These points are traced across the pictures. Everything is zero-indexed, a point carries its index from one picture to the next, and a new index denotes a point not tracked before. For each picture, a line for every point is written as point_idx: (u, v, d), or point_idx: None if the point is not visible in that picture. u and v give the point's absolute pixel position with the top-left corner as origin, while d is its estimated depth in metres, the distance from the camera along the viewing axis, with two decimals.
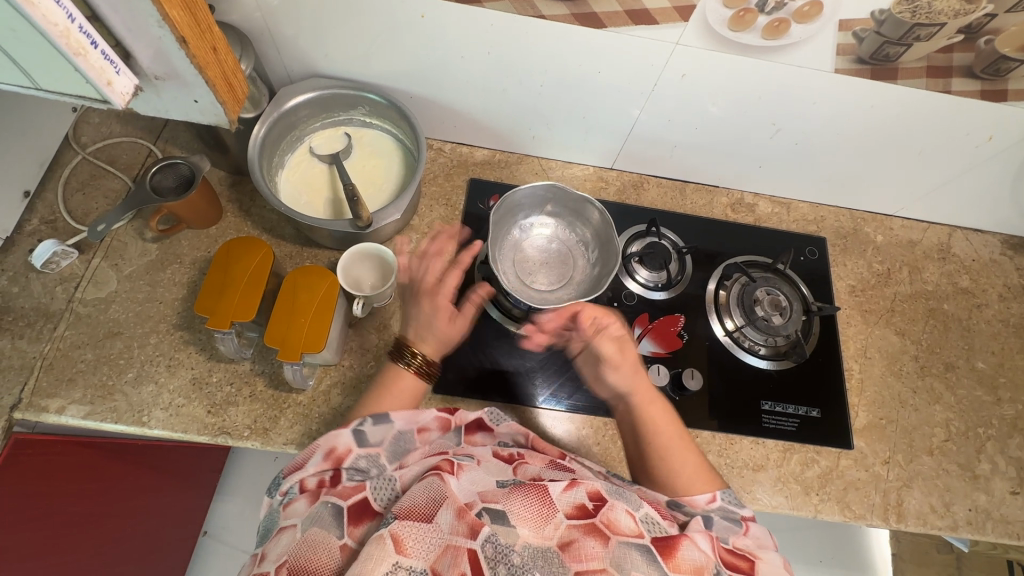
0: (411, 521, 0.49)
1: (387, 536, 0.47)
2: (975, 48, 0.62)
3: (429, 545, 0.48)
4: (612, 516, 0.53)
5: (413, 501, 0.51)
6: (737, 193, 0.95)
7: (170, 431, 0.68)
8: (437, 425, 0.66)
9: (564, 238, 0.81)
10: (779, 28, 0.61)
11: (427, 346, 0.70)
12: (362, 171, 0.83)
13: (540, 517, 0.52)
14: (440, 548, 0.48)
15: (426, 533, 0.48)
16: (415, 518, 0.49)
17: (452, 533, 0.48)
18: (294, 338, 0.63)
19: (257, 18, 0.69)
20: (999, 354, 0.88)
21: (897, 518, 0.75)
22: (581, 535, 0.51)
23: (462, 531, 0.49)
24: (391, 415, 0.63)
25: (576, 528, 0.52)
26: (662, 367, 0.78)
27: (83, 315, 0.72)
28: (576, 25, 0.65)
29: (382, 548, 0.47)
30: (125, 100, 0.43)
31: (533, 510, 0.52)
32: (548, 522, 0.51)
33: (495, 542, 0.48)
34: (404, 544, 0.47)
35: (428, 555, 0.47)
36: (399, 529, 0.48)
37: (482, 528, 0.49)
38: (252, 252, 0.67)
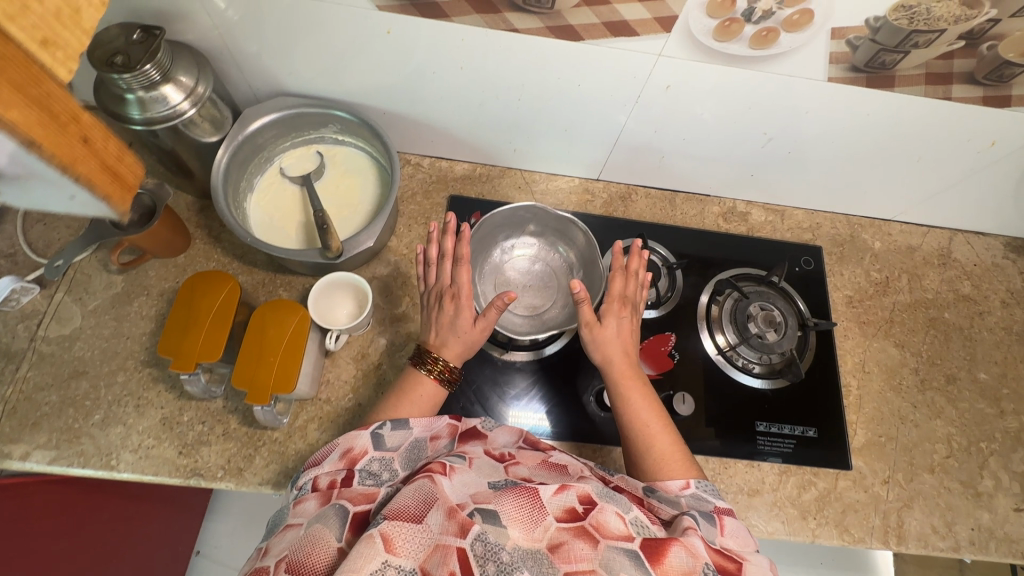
0: (401, 521, 0.44)
1: (377, 534, 0.43)
2: (977, 54, 0.58)
3: (419, 542, 0.43)
4: (602, 518, 0.48)
5: (403, 502, 0.46)
6: (729, 201, 0.91)
7: (140, 474, 0.65)
8: (447, 431, 0.61)
9: (548, 259, 0.78)
10: (768, 37, 0.57)
11: (449, 352, 0.65)
12: (336, 193, 0.79)
13: (530, 519, 0.47)
14: (429, 547, 0.43)
15: (416, 532, 0.44)
16: (405, 517, 0.45)
17: (442, 533, 0.44)
18: (262, 380, 0.60)
19: (215, 37, 0.65)
20: (1002, 363, 0.85)
21: (898, 540, 0.73)
22: (571, 537, 0.46)
23: (452, 530, 0.44)
24: (409, 421, 0.58)
25: (566, 529, 0.47)
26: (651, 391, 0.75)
27: (46, 355, 0.69)
28: (552, 38, 0.61)
29: (371, 546, 0.42)
30: None
31: (522, 511, 0.47)
32: (537, 524, 0.47)
33: (485, 539, 0.43)
34: (393, 543, 0.42)
35: (418, 554, 0.43)
36: (389, 527, 0.43)
37: (473, 526, 0.44)
38: (217, 286, 0.63)
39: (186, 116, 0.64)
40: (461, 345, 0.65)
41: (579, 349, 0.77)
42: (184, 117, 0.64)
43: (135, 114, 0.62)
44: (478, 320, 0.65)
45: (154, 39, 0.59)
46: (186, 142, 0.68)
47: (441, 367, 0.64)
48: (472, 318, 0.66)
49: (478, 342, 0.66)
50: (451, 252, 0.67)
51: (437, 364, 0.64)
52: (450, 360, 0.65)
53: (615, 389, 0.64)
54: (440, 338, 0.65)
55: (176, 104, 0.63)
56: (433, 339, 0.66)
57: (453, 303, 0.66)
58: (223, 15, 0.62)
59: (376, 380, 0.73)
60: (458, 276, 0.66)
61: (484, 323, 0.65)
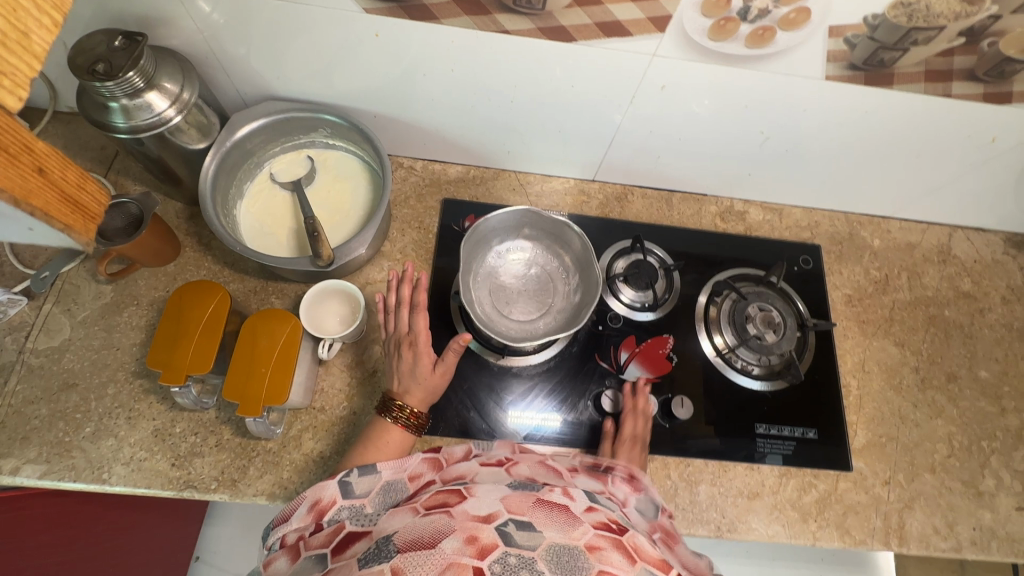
0: (415, 550, 0.43)
1: (387, 567, 0.42)
2: (978, 51, 0.57)
3: (431, 563, 0.42)
4: (635, 541, 0.49)
5: (418, 533, 0.46)
6: (726, 200, 0.90)
7: (133, 487, 0.64)
8: (425, 466, 0.60)
9: (543, 263, 0.77)
10: (764, 36, 0.56)
11: (414, 399, 0.65)
12: (327, 198, 0.78)
13: (567, 522, 0.48)
14: (442, 565, 0.42)
15: (427, 556, 0.42)
16: (419, 547, 0.44)
17: (458, 553, 0.43)
18: (254, 392, 0.59)
19: (200, 41, 0.64)
20: (1003, 361, 0.84)
21: (899, 541, 0.72)
22: (607, 544, 0.46)
23: (470, 551, 0.43)
24: (376, 465, 0.59)
25: (603, 537, 0.47)
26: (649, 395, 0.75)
27: (35, 367, 0.68)
28: (544, 39, 0.60)
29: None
30: None
31: (557, 519, 0.48)
32: (576, 526, 0.47)
33: (504, 561, 0.42)
34: (404, 569, 0.42)
35: (430, 573, 0.41)
36: (401, 560, 0.43)
37: (493, 549, 0.43)
38: (207, 296, 0.62)
39: (172, 123, 0.63)
40: (423, 392, 0.65)
41: (575, 353, 0.77)
42: (170, 124, 0.63)
43: (120, 122, 0.61)
44: (438, 365, 0.66)
45: (137, 46, 0.58)
46: (173, 150, 0.67)
47: (408, 412, 0.64)
48: (433, 363, 0.66)
49: (440, 386, 0.66)
50: (409, 299, 0.68)
51: (402, 411, 0.64)
52: (415, 406, 0.64)
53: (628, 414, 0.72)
54: (403, 385, 0.65)
55: (162, 111, 0.62)
56: (397, 387, 0.65)
57: (412, 350, 0.65)
58: (207, 19, 0.60)
59: (370, 389, 0.72)
60: (415, 323, 0.66)
61: (444, 366, 0.65)
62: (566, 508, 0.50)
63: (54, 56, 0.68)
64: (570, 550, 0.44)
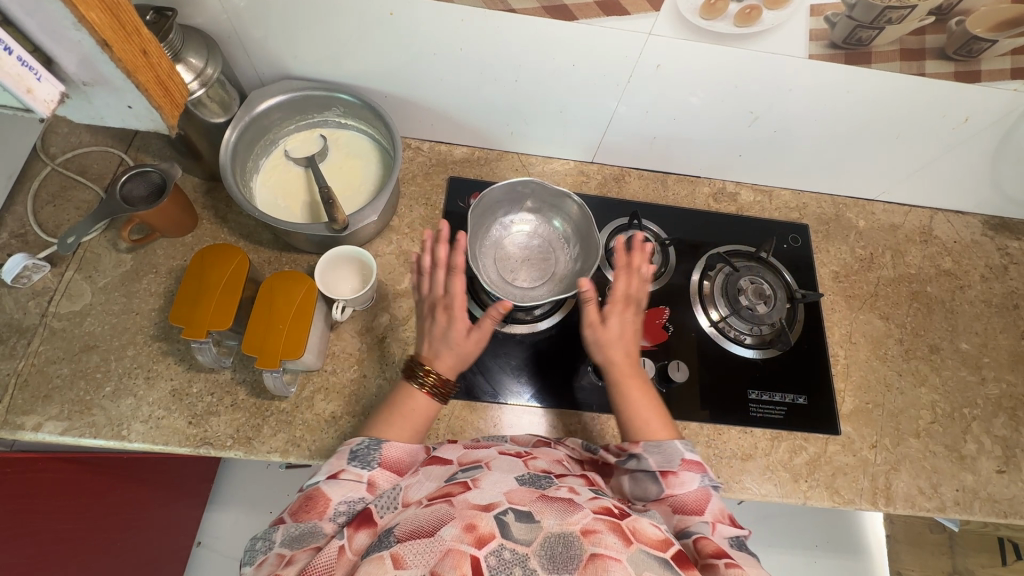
0: (413, 540, 0.46)
1: (386, 556, 0.45)
2: (947, 30, 0.62)
3: (429, 552, 0.44)
4: (636, 524, 0.50)
5: (417, 523, 0.48)
6: (719, 182, 0.95)
7: (151, 443, 0.67)
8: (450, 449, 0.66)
9: (545, 234, 0.80)
10: (751, 15, 0.60)
11: (443, 365, 0.65)
12: (339, 173, 0.81)
13: (563, 510, 0.49)
14: (440, 553, 0.44)
15: (426, 545, 0.45)
16: (417, 535, 0.46)
17: (455, 540, 0.45)
18: (272, 345, 0.62)
19: (224, 21, 0.68)
20: (983, 334, 0.88)
21: (886, 501, 0.75)
22: (603, 527, 0.48)
23: (468, 539, 0.45)
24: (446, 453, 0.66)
25: (600, 520, 0.48)
26: (648, 360, 0.76)
27: (58, 330, 0.71)
28: (548, 18, 0.64)
29: (379, 566, 0.44)
30: (50, 109, 0.39)
31: (553, 506, 0.50)
32: (575, 511, 0.49)
33: (500, 554, 0.44)
34: (402, 558, 0.44)
35: (427, 562, 0.43)
36: (399, 548, 0.45)
37: (490, 538, 0.45)
38: (227, 259, 0.65)
39: (195, 96, 0.66)
40: (453, 358, 0.65)
41: (577, 322, 0.80)
42: (194, 97, 0.66)
43: None
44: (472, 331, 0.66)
45: (166, 21, 0.62)
46: (195, 123, 0.71)
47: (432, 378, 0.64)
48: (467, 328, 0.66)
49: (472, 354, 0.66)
50: (445, 261, 0.68)
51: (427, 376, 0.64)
52: (443, 373, 0.65)
53: (619, 387, 0.66)
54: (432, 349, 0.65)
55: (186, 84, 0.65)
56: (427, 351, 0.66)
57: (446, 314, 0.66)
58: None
59: (380, 353, 0.75)
60: (451, 286, 0.67)
61: (477, 333, 0.65)
62: (566, 500, 0.51)
63: None
64: (565, 539, 0.46)
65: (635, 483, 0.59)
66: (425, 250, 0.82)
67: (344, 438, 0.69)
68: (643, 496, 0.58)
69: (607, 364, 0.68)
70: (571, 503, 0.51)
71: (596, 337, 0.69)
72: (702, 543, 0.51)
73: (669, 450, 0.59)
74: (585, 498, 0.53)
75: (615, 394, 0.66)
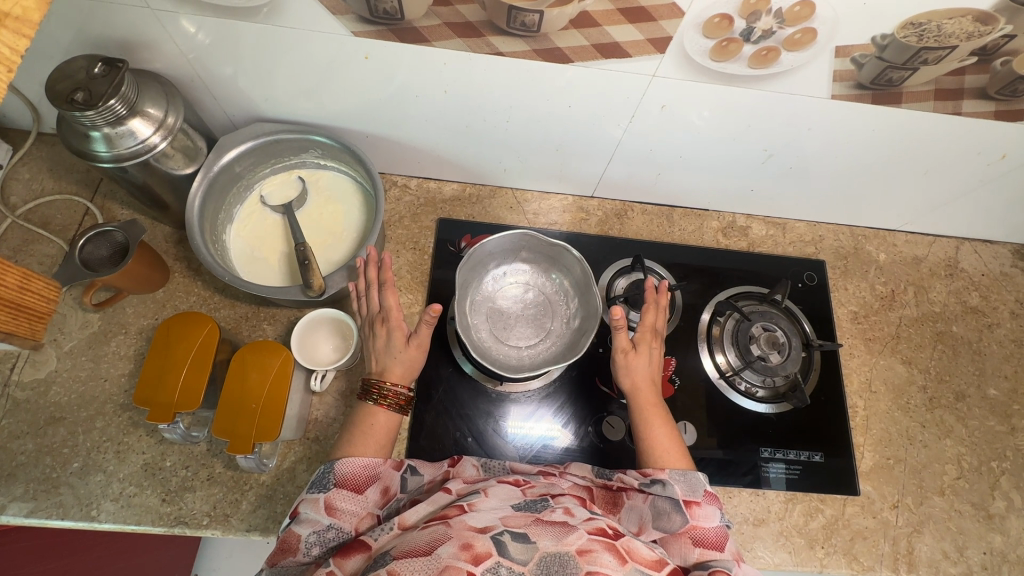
0: (411, 558, 0.46)
1: (383, 574, 0.45)
2: (990, 70, 0.55)
3: (426, 569, 0.44)
4: (631, 544, 0.50)
5: (414, 543, 0.48)
6: (729, 215, 0.88)
7: (122, 525, 0.63)
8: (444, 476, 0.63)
9: (541, 284, 0.75)
10: (768, 57, 0.54)
11: (392, 375, 0.62)
12: (320, 220, 0.76)
13: (560, 530, 0.49)
14: (437, 570, 0.44)
15: (424, 562, 0.45)
16: (415, 554, 0.46)
17: (452, 557, 0.45)
18: (244, 428, 0.57)
19: (184, 64, 0.62)
20: (1012, 378, 0.82)
21: (908, 568, 0.71)
22: (600, 548, 0.48)
23: (464, 557, 0.45)
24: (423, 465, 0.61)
25: (596, 541, 0.49)
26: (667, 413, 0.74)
27: (21, 401, 0.66)
28: (539, 61, 0.57)
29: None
30: None
31: (550, 527, 0.50)
32: (570, 532, 0.49)
33: (497, 572, 0.44)
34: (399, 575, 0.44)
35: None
36: (396, 565, 0.45)
37: (486, 557, 0.45)
38: (195, 328, 0.61)
39: (158, 150, 0.61)
40: (401, 367, 0.62)
41: (576, 377, 0.75)
42: (156, 151, 0.61)
43: (102, 151, 0.59)
44: (411, 339, 0.62)
45: (118, 73, 0.56)
46: (159, 176, 0.65)
47: (390, 393, 0.60)
48: (406, 337, 0.63)
49: (420, 360, 0.63)
50: (376, 280, 0.65)
51: (384, 392, 0.60)
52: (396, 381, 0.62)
53: (640, 415, 0.64)
54: (379, 363, 0.63)
55: (146, 138, 0.60)
56: (376, 367, 0.63)
57: (384, 327, 0.63)
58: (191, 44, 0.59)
59: None
60: (618, 339, 0.67)
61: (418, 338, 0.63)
62: (562, 522, 0.51)
63: (33, 77, 0.66)
64: (562, 558, 0.46)
65: (656, 512, 0.57)
66: (413, 299, 0.77)
67: None
68: (667, 526, 0.55)
69: (634, 392, 0.65)
70: (567, 525, 0.51)
71: (625, 365, 0.67)
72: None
73: (693, 478, 0.57)
74: (581, 518, 0.52)
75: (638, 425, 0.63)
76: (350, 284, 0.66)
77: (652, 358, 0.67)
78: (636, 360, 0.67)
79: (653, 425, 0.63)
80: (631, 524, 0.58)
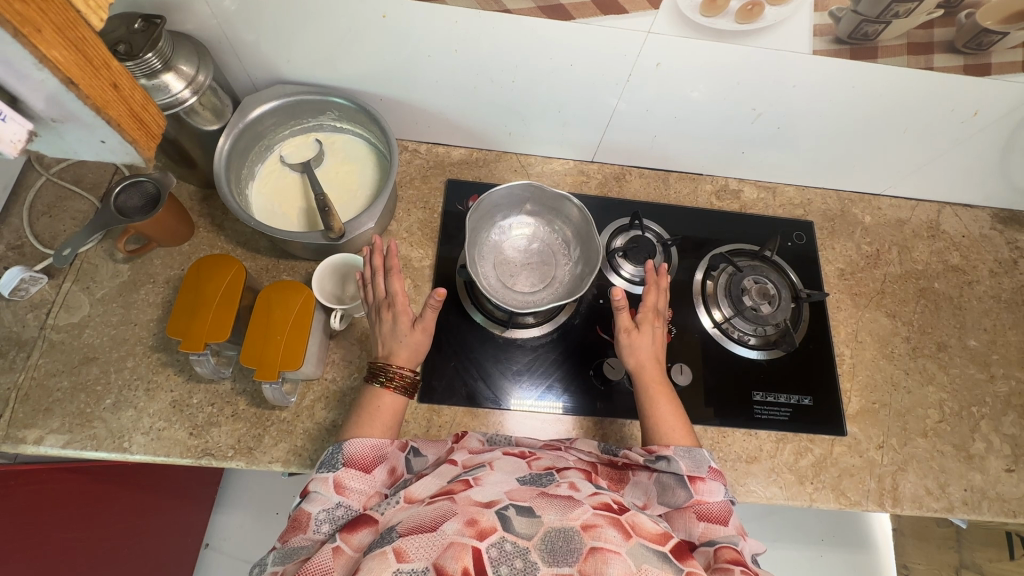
0: (416, 534, 0.46)
1: (389, 550, 0.44)
2: (957, 23, 0.60)
3: (432, 544, 0.44)
4: (635, 518, 0.50)
5: (420, 518, 0.48)
6: (722, 179, 0.93)
7: (152, 455, 0.66)
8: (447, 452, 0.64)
9: (545, 237, 0.80)
10: (753, 11, 0.59)
11: (399, 359, 0.65)
12: (336, 178, 0.81)
13: (565, 505, 0.49)
14: (442, 546, 0.44)
15: (430, 538, 0.45)
16: (420, 530, 0.46)
17: (458, 533, 0.45)
18: (270, 357, 0.61)
19: (213, 26, 0.67)
20: (991, 330, 0.87)
21: (893, 502, 0.75)
22: (605, 522, 0.47)
23: (469, 532, 0.45)
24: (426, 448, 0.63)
25: (601, 516, 0.48)
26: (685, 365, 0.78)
27: (56, 342, 0.70)
28: (543, 18, 0.62)
29: (383, 561, 0.43)
30: (18, 150, 0.32)
31: (554, 501, 0.49)
32: (576, 506, 0.49)
33: (501, 546, 0.44)
34: (404, 552, 0.44)
35: (431, 554, 0.43)
36: (402, 542, 0.45)
37: (491, 532, 0.45)
38: (223, 269, 0.65)
39: (186, 104, 0.65)
40: (407, 351, 0.66)
41: (578, 325, 0.80)
42: (185, 105, 0.65)
43: None
44: (416, 323, 0.66)
45: (155, 28, 0.61)
46: (188, 131, 0.70)
47: (396, 375, 0.64)
48: (412, 321, 0.67)
49: (423, 344, 0.67)
50: (382, 267, 0.68)
51: (390, 374, 0.64)
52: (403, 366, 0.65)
53: (646, 392, 0.67)
54: (385, 347, 0.66)
55: (177, 92, 0.64)
56: (381, 351, 0.66)
57: (390, 313, 0.67)
58: (221, 4, 0.63)
59: None
60: (621, 319, 0.71)
61: (423, 323, 0.66)
62: (567, 496, 0.50)
63: None
64: (565, 533, 0.46)
65: (661, 488, 0.58)
66: (424, 254, 0.82)
67: None
68: (672, 501, 0.57)
69: (639, 371, 0.69)
70: (572, 499, 0.50)
71: (630, 345, 0.71)
72: (722, 551, 0.51)
73: (698, 454, 0.59)
74: (586, 493, 0.52)
75: (644, 403, 0.67)
76: (358, 274, 0.69)
77: (656, 338, 0.72)
78: (641, 340, 0.71)
79: (659, 403, 0.66)
80: (637, 498, 0.60)
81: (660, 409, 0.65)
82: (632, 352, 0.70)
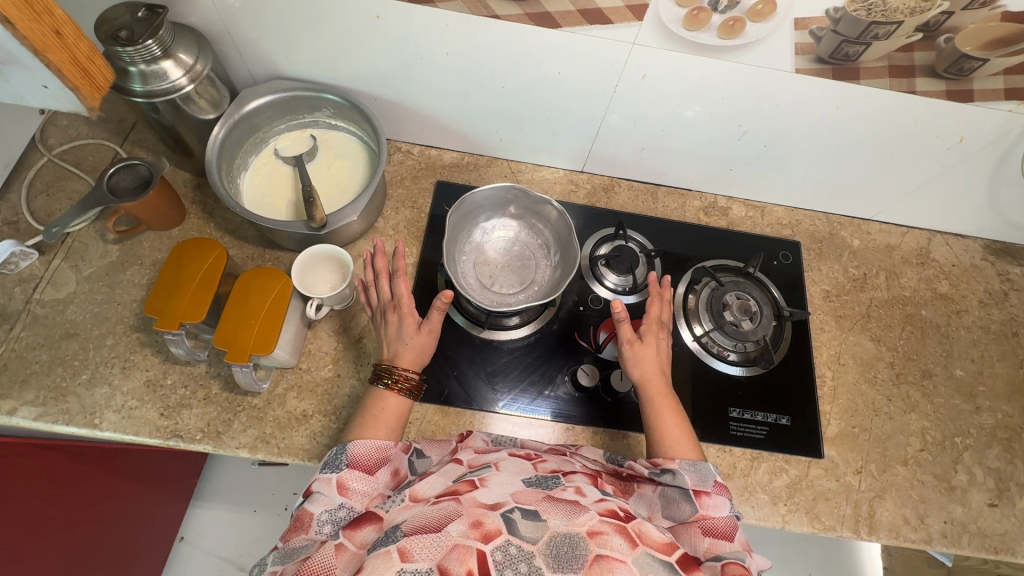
0: (421, 534, 0.44)
1: (394, 549, 0.43)
2: (936, 47, 0.61)
3: (436, 546, 0.43)
4: (643, 529, 0.49)
5: (425, 518, 0.47)
6: (710, 196, 0.94)
7: (121, 433, 0.67)
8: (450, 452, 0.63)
9: (527, 241, 0.81)
10: (735, 27, 0.60)
11: (404, 362, 0.64)
12: (326, 173, 0.82)
13: (570, 511, 0.48)
14: (447, 548, 0.43)
15: (435, 539, 0.44)
16: (425, 530, 0.45)
17: (463, 535, 0.44)
18: (242, 340, 0.62)
19: (216, 21, 0.69)
20: (978, 361, 0.86)
21: (869, 530, 0.73)
22: (612, 531, 0.46)
23: (474, 535, 0.44)
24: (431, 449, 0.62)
25: (608, 523, 0.47)
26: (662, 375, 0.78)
27: (40, 317, 0.72)
28: (531, 25, 0.64)
29: (386, 560, 0.42)
30: None
31: (560, 506, 0.48)
32: (581, 513, 0.48)
33: (506, 549, 0.43)
34: (409, 551, 0.43)
35: (434, 556, 0.42)
36: (407, 541, 0.44)
37: (496, 535, 0.44)
38: (204, 253, 0.66)
39: (183, 92, 0.67)
40: (413, 353, 0.64)
41: (556, 330, 0.80)
42: (183, 91, 0.67)
43: (137, 87, 0.65)
44: (422, 325, 0.65)
45: (157, 17, 0.63)
46: (185, 119, 0.72)
47: (401, 377, 0.63)
48: (418, 323, 0.65)
49: (431, 345, 0.65)
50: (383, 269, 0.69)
51: (395, 376, 0.63)
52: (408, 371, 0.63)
53: (651, 405, 0.65)
54: (391, 350, 0.65)
55: (176, 79, 0.66)
56: (388, 354, 0.65)
57: (396, 314, 0.66)
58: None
59: (356, 353, 0.75)
60: (621, 330, 0.69)
61: (428, 325, 0.65)
62: (573, 501, 0.49)
63: None
64: (571, 539, 0.45)
65: (666, 501, 0.57)
66: (408, 252, 0.83)
67: (313, 437, 0.69)
68: (677, 515, 0.56)
69: (644, 382, 0.66)
70: (577, 504, 0.49)
71: (634, 356, 0.69)
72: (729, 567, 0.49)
73: (704, 469, 0.58)
74: (592, 500, 0.51)
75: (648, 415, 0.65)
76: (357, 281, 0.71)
77: (660, 349, 0.70)
78: (643, 351, 0.68)
79: (665, 416, 0.64)
80: (641, 510, 0.58)
81: (665, 423, 0.64)
82: (633, 362, 0.68)
